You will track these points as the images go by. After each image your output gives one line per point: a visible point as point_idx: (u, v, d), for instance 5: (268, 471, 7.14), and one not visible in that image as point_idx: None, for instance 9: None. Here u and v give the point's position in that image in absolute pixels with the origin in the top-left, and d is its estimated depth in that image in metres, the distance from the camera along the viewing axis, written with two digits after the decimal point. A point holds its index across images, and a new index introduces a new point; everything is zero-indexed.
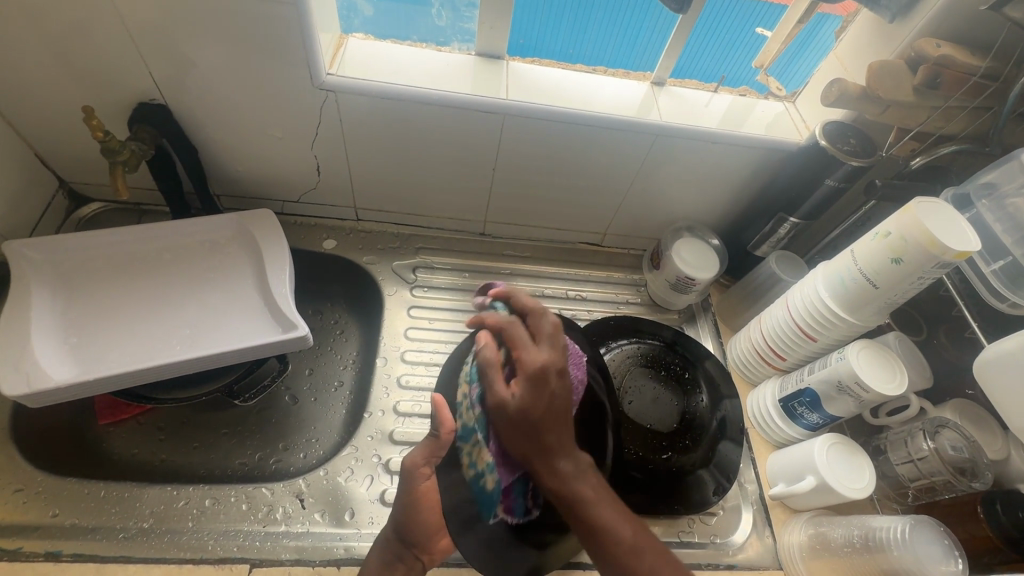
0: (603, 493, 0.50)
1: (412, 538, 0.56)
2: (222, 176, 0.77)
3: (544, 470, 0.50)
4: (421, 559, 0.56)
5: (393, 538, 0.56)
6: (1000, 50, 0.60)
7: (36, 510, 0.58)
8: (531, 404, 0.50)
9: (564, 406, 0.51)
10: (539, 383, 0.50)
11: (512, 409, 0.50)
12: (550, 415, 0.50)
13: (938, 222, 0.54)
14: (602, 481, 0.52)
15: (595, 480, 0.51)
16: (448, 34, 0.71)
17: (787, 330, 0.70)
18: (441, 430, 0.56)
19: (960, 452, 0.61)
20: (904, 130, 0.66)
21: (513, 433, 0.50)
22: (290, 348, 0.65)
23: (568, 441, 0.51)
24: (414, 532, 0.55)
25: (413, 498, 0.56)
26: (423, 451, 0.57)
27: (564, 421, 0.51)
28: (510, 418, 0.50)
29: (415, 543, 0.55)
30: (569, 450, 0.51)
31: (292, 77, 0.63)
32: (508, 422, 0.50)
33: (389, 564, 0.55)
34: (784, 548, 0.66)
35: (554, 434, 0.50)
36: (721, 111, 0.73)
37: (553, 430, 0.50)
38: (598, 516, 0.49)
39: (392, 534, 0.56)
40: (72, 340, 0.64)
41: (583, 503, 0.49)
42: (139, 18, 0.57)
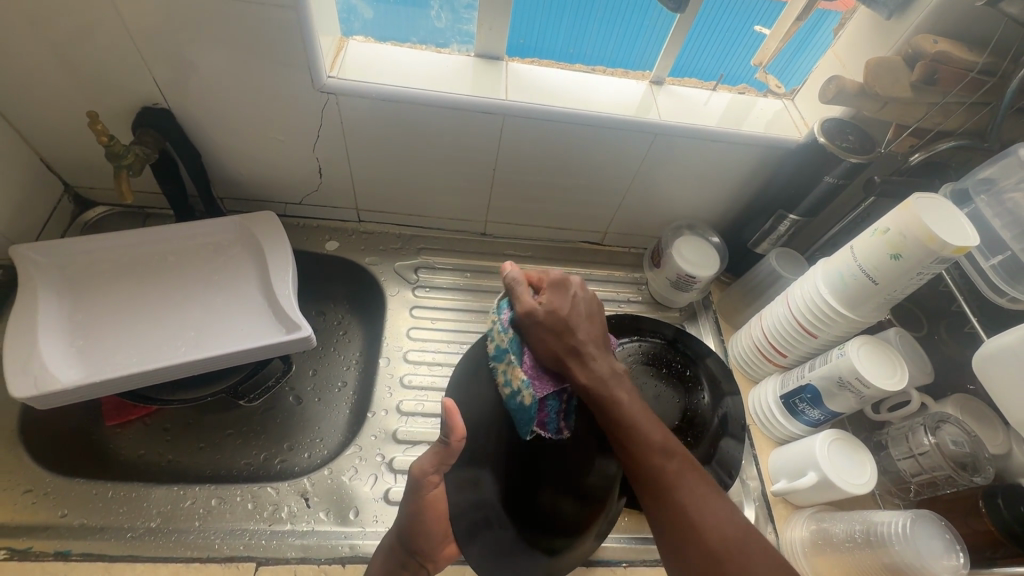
0: (635, 399, 0.54)
1: (414, 546, 0.52)
2: (226, 179, 0.78)
3: (577, 365, 0.54)
4: (425, 566, 0.53)
5: (396, 547, 0.53)
6: (997, 45, 0.60)
7: (45, 510, 0.59)
8: (557, 308, 0.56)
9: (590, 314, 0.58)
10: (562, 289, 0.59)
11: (541, 316, 0.55)
12: (575, 316, 0.56)
13: (937, 218, 0.54)
14: (634, 391, 0.56)
15: (627, 386, 0.55)
16: (447, 36, 0.72)
17: (787, 327, 0.70)
18: (451, 438, 0.48)
19: (961, 447, 0.61)
20: (903, 126, 0.66)
21: (545, 339, 0.54)
22: (294, 349, 0.65)
23: (602, 349, 0.56)
24: (419, 543, 0.52)
25: (418, 505, 0.52)
26: (430, 459, 0.50)
27: (595, 328, 0.57)
28: (541, 320, 0.55)
29: (418, 553, 0.53)
30: (603, 358, 0.56)
31: (293, 80, 0.64)
32: (540, 324, 0.55)
33: (390, 571, 0.53)
34: (786, 544, 0.67)
35: (587, 335, 0.56)
36: (720, 110, 0.73)
37: (581, 335, 0.55)
38: (635, 427, 0.52)
39: (395, 540, 0.53)
40: (79, 342, 0.65)
41: (611, 398, 0.53)
42: (143, 23, 0.58)
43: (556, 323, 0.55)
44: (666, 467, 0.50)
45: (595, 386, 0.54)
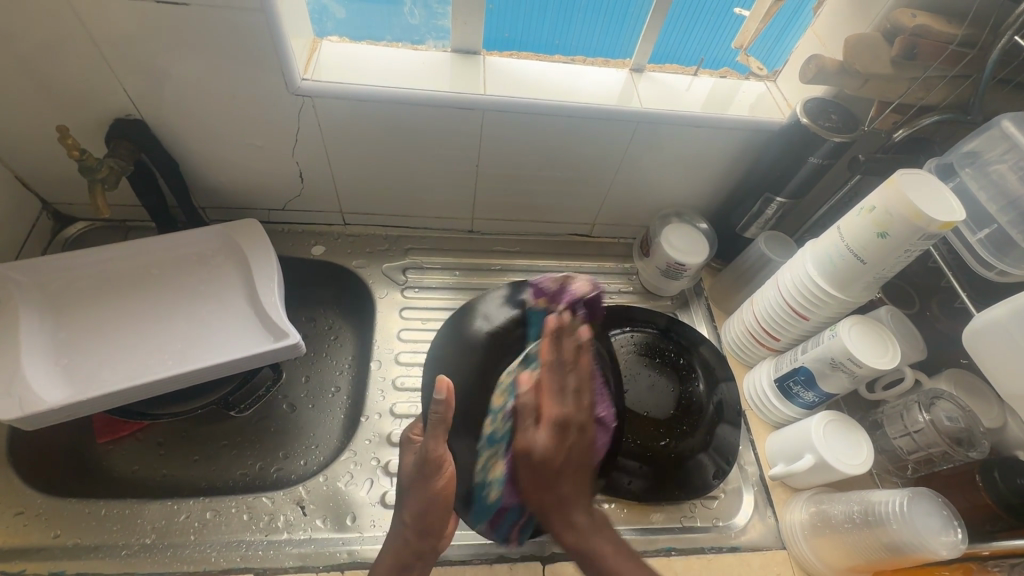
0: (621, 548, 0.49)
1: (429, 532, 0.54)
2: (207, 189, 0.77)
3: (561, 523, 0.49)
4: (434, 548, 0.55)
5: (411, 536, 0.53)
6: (976, 17, 0.59)
7: (37, 531, 0.58)
8: (554, 452, 0.49)
9: (585, 458, 0.50)
10: (562, 430, 0.50)
11: (539, 455, 0.49)
12: (563, 464, 0.49)
13: (922, 194, 0.53)
14: (617, 535, 0.51)
15: (611, 536, 0.50)
16: (422, 32, 0.71)
17: (778, 310, 0.70)
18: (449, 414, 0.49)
19: (956, 423, 0.61)
20: (886, 103, 0.66)
21: (527, 474, 0.50)
22: (283, 357, 0.65)
23: (583, 493, 0.50)
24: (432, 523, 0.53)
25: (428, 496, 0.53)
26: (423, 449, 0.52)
27: (583, 474, 0.50)
28: (532, 463, 0.49)
29: (434, 533, 0.54)
30: (578, 502, 0.50)
31: (267, 85, 0.63)
32: (529, 466, 0.49)
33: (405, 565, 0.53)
34: (787, 527, 0.67)
35: (569, 484, 0.49)
36: (702, 95, 0.72)
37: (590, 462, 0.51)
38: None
39: (409, 532, 0.53)
40: (64, 360, 0.64)
41: (592, 555, 0.48)
42: (108, 33, 0.56)
43: (531, 472, 0.49)
44: None
45: (578, 538, 0.49)
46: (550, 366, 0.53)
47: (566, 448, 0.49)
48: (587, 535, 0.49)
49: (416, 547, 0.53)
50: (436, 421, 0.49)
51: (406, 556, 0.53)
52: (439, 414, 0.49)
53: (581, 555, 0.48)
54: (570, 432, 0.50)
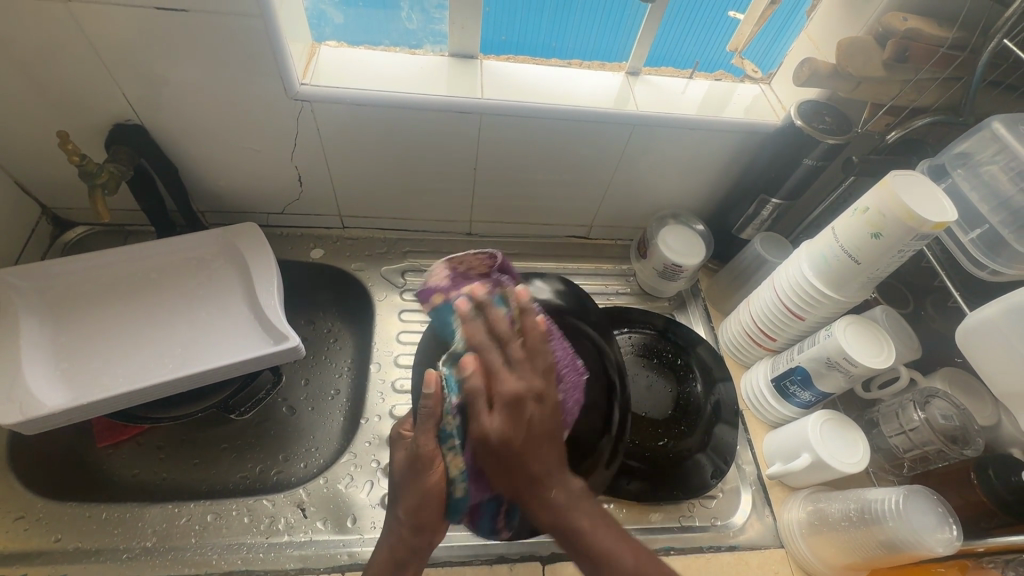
0: (601, 518, 0.49)
1: (425, 526, 0.50)
2: (206, 193, 0.77)
3: (535, 503, 0.48)
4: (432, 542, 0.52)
5: (407, 533, 0.50)
6: (965, 20, 0.60)
7: (38, 536, 0.58)
8: (511, 433, 0.46)
9: (543, 431, 0.48)
10: (516, 409, 0.46)
11: (494, 445, 0.46)
12: (525, 436, 0.46)
13: (915, 195, 0.54)
14: (598, 505, 0.50)
15: (590, 507, 0.49)
16: (420, 36, 0.72)
17: (775, 310, 0.70)
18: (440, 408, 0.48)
19: (950, 421, 0.61)
20: (878, 105, 0.66)
21: (494, 462, 0.47)
22: (283, 360, 0.65)
23: (552, 465, 0.48)
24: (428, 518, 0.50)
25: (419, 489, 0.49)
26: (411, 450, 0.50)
27: (549, 451, 0.48)
28: (491, 450, 0.46)
29: (431, 530, 0.50)
30: (571, 507, 0.48)
31: (266, 90, 0.64)
32: (489, 453, 0.46)
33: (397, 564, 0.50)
34: (785, 526, 0.67)
35: (536, 463, 0.47)
36: (697, 98, 0.73)
37: (536, 462, 0.47)
38: (605, 556, 0.46)
39: (405, 528, 0.50)
40: (65, 365, 0.64)
41: (578, 533, 0.47)
42: (108, 39, 0.57)
43: (505, 451, 0.46)
44: None
45: (560, 519, 0.47)
46: (485, 342, 0.49)
47: (538, 386, 0.48)
48: (569, 510, 0.48)
49: (412, 543, 0.50)
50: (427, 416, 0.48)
51: (405, 550, 0.50)
52: (428, 408, 0.48)
53: (563, 529, 0.47)
54: (529, 405, 0.47)
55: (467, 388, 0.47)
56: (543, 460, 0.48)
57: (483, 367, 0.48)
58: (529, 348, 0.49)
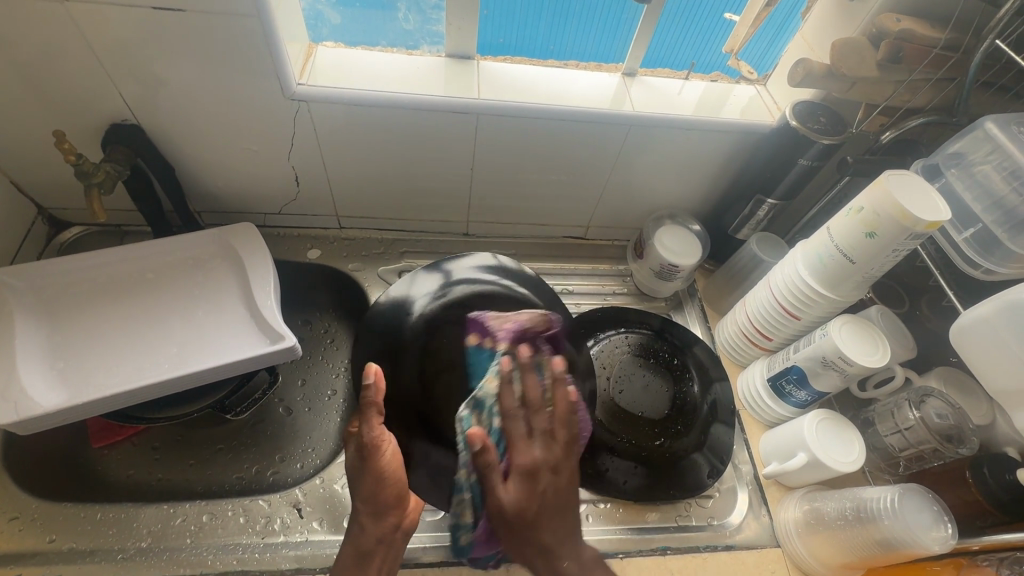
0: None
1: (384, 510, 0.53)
2: (203, 193, 0.77)
3: (543, 569, 0.47)
4: (399, 525, 0.55)
5: (368, 523, 0.52)
6: (958, 22, 0.61)
7: (32, 537, 0.58)
8: (526, 500, 0.48)
9: (563, 494, 0.49)
10: (530, 479, 0.48)
11: (508, 514, 0.47)
12: (541, 498, 0.48)
13: (908, 195, 0.54)
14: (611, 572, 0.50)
15: (601, 574, 0.48)
16: (417, 37, 0.72)
17: (771, 310, 0.71)
18: (377, 398, 0.51)
19: (945, 420, 0.62)
20: (872, 106, 0.67)
21: (512, 540, 0.48)
22: (279, 360, 0.65)
23: (568, 531, 0.48)
24: (387, 504, 0.53)
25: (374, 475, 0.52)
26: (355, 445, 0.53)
27: (563, 517, 0.49)
28: (507, 521, 0.48)
29: (391, 514, 0.53)
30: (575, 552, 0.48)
31: (263, 90, 0.64)
32: (506, 526, 0.48)
33: (364, 552, 0.52)
34: (781, 525, 0.67)
35: (550, 528, 0.48)
36: (693, 98, 0.73)
37: (551, 518, 0.48)
38: None
39: (364, 518, 0.52)
40: (60, 365, 0.64)
41: None
42: (105, 39, 0.57)
43: (524, 502, 0.48)
44: None
45: None
46: (513, 412, 0.52)
47: (553, 464, 0.50)
48: (587, 571, 0.48)
49: (376, 532, 0.52)
50: (366, 406, 0.52)
51: (366, 541, 0.52)
52: (365, 398, 0.51)
53: None
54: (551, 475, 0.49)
55: (480, 457, 0.48)
56: (555, 531, 0.48)
57: (520, 453, 0.49)
58: (553, 440, 0.51)
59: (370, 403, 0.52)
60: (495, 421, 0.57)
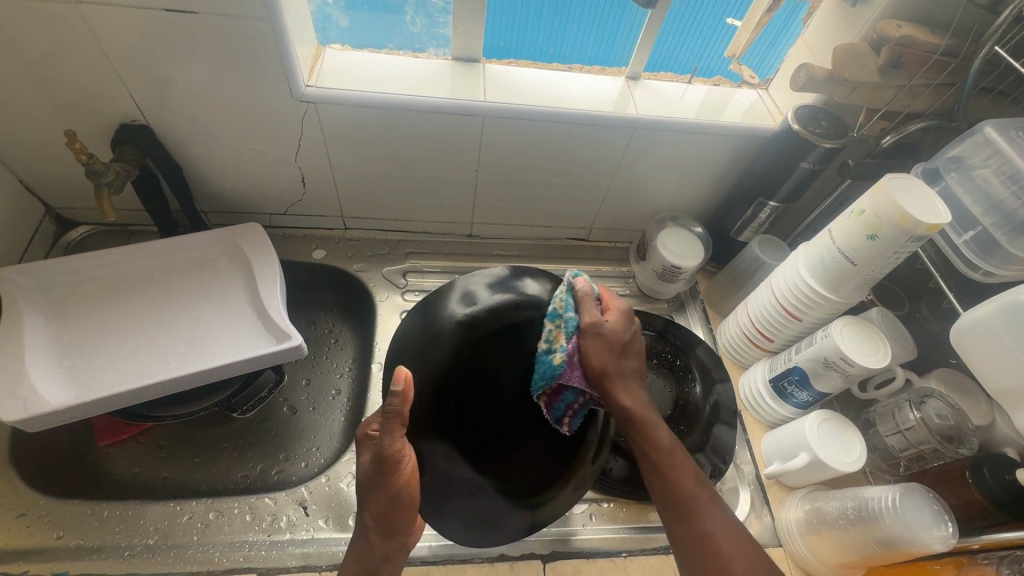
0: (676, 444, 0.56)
1: (394, 530, 0.52)
2: (209, 194, 0.78)
3: (619, 389, 0.55)
4: (405, 540, 0.54)
5: (376, 540, 0.51)
6: (957, 28, 0.62)
7: (39, 533, 0.58)
8: (620, 329, 0.57)
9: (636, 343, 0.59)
10: (627, 319, 0.58)
11: (605, 334, 0.55)
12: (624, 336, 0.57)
13: (909, 197, 0.55)
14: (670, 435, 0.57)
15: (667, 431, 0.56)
16: (423, 40, 0.73)
17: (773, 311, 0.71)
18: (404, 409, 0.47)
19: (946, 420, 0.62)
20: (873, 110, 0.68)
21: (599, 349, 0.55)
22: (285, 359, 0.66)
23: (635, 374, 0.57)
24: (399, 521, 0.51)
25: (388, 493, 0.50)
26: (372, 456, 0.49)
27: (634, 361, 0.58)
28: (602, 338, 0.55)
29: (400, 532, 0.52)
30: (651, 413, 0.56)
31: (271, 91, 0.64)
32: (600, 341, 0.55)
33: (370, 567, 0.51)
34: (782, 525, 0.68)
35: (627, 362, 0.57)
36: (696, 102, 0.74)
37: (628, 363, 0.57)
38: (671, 453, 0.54)
39: (373, 534, 0.51)
40: (67, 363, 0.64)
41: (653, 435, 0.55)
42: (117, 39, 0.57)
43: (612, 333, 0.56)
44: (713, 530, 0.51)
45: (640, 430, 0.55)
46: (584, 310, 0.56)
47: (631, 330, 0.58)
48: (646, 414, 0.55)
49: (383, 549, 0.52)
50: (391, 417, 0.47)
51: (373, 556, 0.51)
52: (394, 409, 0.47)
53: (636, 423, 0.55)
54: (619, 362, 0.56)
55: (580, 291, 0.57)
56: (625, 369, 0.56)
57: (589, 314, 0.56)
58: (610, 336, 0.56)
59: (398, 415, 0.47)
60: (564, 355, 0.54)
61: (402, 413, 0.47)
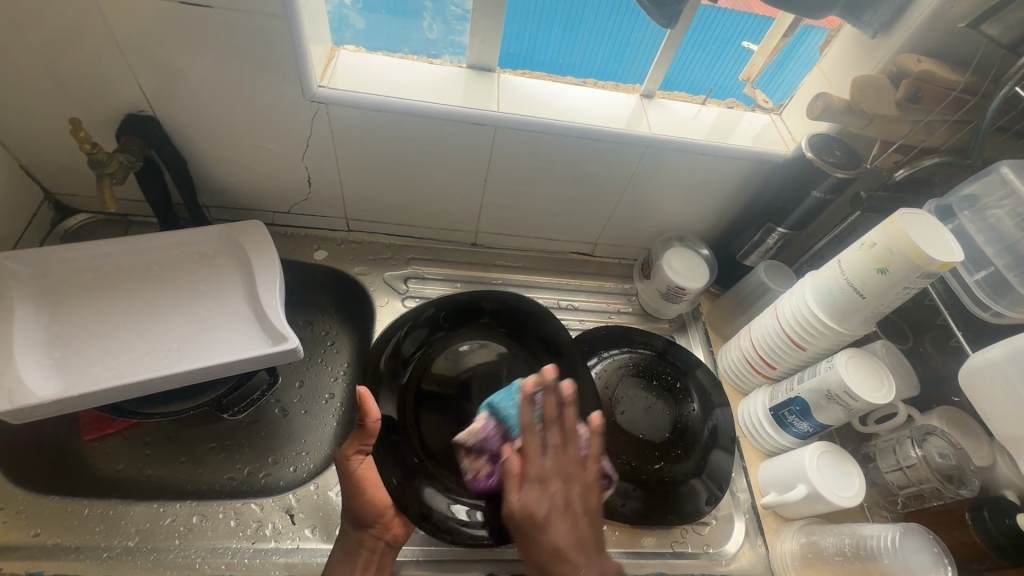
0: (562, 517, 0.53)
1: (365, 521, 0.58)
2: (212, 188, 0.76)
3: (516, 498, 0.54)
4: (384, 540, 0.59)
5: (350, 528, 0.58)
6: (978, 66, 0.62)
7: (15, 530, 0.57)
8: (524, 465, 0.56)
9: (577, 478, 0.56)
10: (524, 457, 0.56)
11: (512, 473, 0.55)
12: (540, 485, 0.54)
13: (922, 233, 0.55)
14: (564, 501, 0.54)
15: (558, 490, 0.54)
16: (439, 46, 0.72)
17: (777, 339, 0.71)
18: (366, 422, 0.56)
19: (947, 460, 0.61)
20: (888, 142, 0.67)
21: (536, 506, 0.53)
22: (280, 361, 0.64)
23: (545, 472, 0.55)
24: (369, 514, 0.58)
25: (354, 484, 0.58)
26: (352, 442, 0.58)
27: (573, 494, 0.55)
28: (512, 474, 0.55)
29: (372, 525, 0.59)
30: (536, 456, 0.56)
31: (282, 89, 0.63)
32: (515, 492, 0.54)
33: (351, 552, 0.57)
34: (776, 557, 0.67)
35: (533, 467, 0.55)
36: (709, 123, 0.74)
37: (535, 467, 0.55)
38: (530, 511, 0.53)
39: (348, 524, 0.58)
40: (56, 354, 0.63)
41: (539, 534, 0.52)
42: (128, 27, 0.56)
43: (513, 466, 0.55)
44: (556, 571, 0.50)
45: (523, 511, 0.53)
46: (530, 428, 0.57)
47: (563, 453, 0.57)
48: (542, 520, 0.53)
49: (357, 538, 0.58)
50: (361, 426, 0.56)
51: (350, 545, 0.57)
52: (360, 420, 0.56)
53: (523, 523, 0.53)
54: (557, 438, 0.57)
55: (524, 393, 0.57)
56: (540, 466, 0.55)
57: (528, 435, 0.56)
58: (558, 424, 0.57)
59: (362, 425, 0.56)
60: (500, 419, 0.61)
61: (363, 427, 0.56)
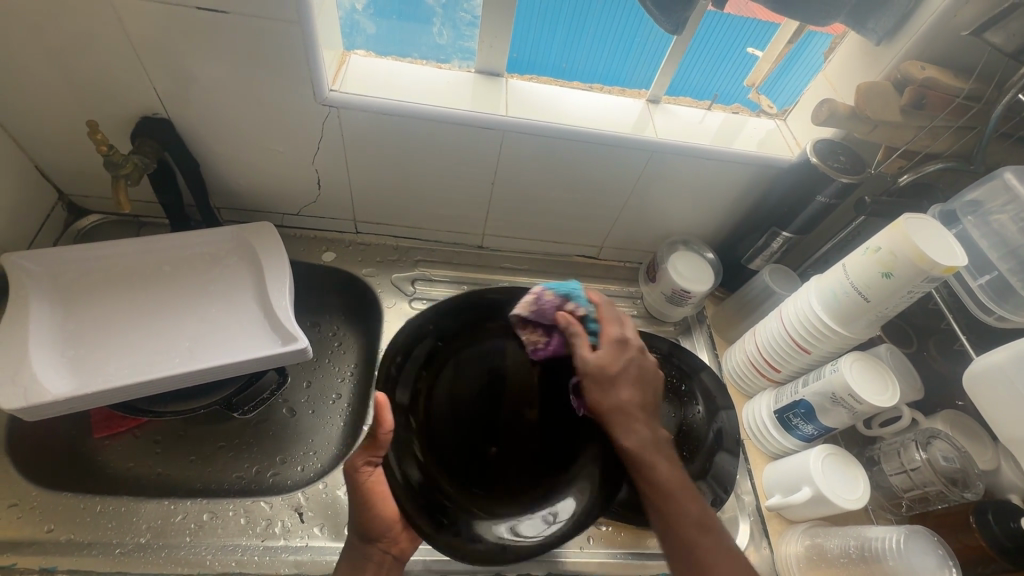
0: (632, 403, 0.53)
1: (375, 535, 0.55)
2: (223, 190, 0.77)
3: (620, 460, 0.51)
4: (391, 553, 0.57)
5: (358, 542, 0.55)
6: (981, 73, 0.63)
7: (29, 525, 0.58)
8: (599, 400, 0.52)
9: (641, 405, 0.54)
10: (601, 382, 0.53)
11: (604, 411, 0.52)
12: (620, 410, 0.52)
13: (926, 238, 0.55)
14: (666, 449, 0.53)
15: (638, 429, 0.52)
16: (448, 52, 0.73)
17: (782, 342, 0.71)
18: (379, 433, 0.51)
19: (952, 463, 0.62)
20: (892, 148, 0.68)
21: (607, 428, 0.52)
22: (290, 361, 0.65)
23: (621, 419, 0.52)
24: (378, 530, 0.55)
25: (361, 496, 0.54)
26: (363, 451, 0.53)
27: (642, 417, 0.53)
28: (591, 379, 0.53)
29: (380, 539, 0.56)
30: (618, 417, 0.52)
31: (295, 93, 0.64)
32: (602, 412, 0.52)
33: (358, 564, 0.55)
34: (781, 559, 0.67)
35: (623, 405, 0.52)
36: (715, 128, 0.75)
37: (638, 427, 0.52)
38: (652, 465, 0.52)
39: (355, 537, 0.55)
40: (70, 353, 0.64)
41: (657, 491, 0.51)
42: (144, 32, 0.57)
43: (608, 407, 0.52)
44: (700, 543, 0.50)
45: (609, 416, 0.52)
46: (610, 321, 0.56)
47: (622, 381, 0.54)
48: (641, 460, 0.51)
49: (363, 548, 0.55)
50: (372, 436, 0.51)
51: (358, 558, 0.55)
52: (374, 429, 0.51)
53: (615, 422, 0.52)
54: (603, 353, 0.54)
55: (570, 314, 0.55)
56: (634, 432, 0.52)
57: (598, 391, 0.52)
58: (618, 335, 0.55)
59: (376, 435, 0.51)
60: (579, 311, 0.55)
61: (375, 439, 0.51)
